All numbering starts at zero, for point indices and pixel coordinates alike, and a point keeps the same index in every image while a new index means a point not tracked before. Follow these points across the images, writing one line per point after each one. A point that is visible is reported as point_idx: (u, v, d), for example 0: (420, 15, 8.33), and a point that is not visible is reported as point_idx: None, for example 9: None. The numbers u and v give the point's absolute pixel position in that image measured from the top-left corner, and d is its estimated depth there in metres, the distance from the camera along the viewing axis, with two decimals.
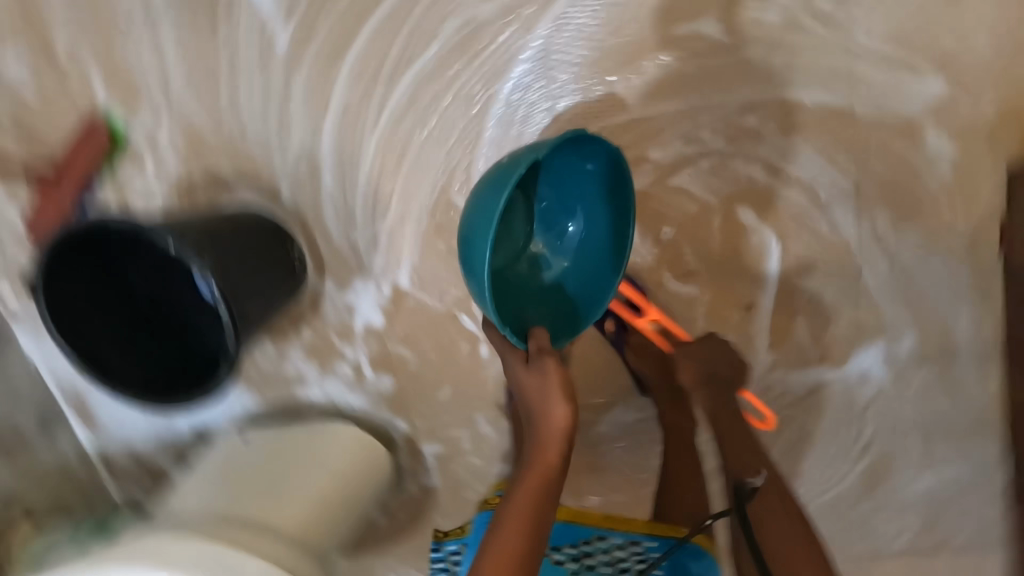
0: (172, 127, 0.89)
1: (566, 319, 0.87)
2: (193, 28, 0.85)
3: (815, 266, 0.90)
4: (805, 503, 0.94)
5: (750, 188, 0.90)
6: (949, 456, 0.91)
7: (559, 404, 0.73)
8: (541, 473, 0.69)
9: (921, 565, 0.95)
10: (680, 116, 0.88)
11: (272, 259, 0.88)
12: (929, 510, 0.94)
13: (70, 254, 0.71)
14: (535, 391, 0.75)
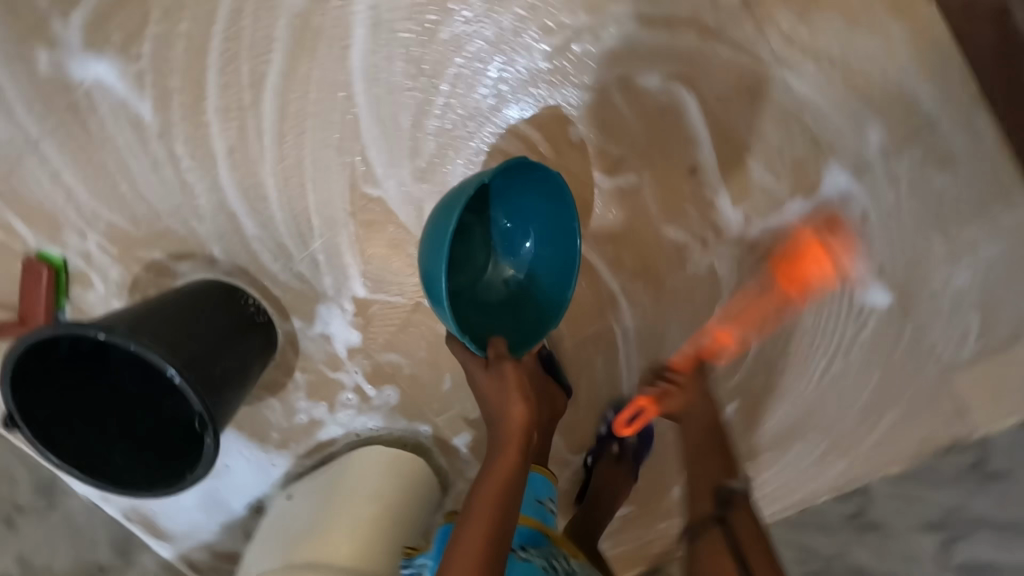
0: (101, 241, 0.94)
1: (529, 334, 0.84)
2: (64, 144, 0.87)
3: (743, 101, 0.80)
4: (844, 343, 0.89)
5: (641, 49, 0.80)
6: (973, 234, 0.82)
7: (516, 399, 0.72)
8: (503, 471, 0.67)
9: (995, 355, 0.87)
10: (531, 11, 0.78)
11: (223, 320, 0.90)
12: (978, 298, 0.85)
13: (33, 376, 0.73)
14: (493, 394, 0.74)
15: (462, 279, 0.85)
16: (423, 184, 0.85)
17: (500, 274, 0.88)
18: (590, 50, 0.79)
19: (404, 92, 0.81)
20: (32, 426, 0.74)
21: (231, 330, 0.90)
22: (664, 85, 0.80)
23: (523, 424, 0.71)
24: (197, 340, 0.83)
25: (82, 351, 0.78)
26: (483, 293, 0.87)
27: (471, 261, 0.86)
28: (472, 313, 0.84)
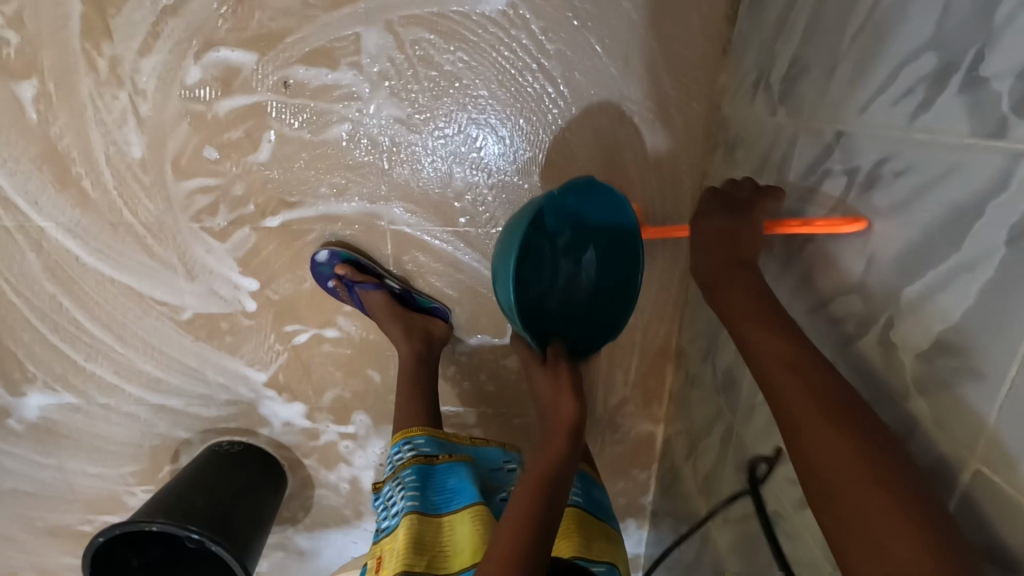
0: (142, 488, 1.25)
1: (600, 337, 0.84)
2: (67, 453, 1.21)
3: (253, 7, 0.84)
4: (530, 42, 0.85)
5: (168, 59, 0.87)
6: None
7: (564, 398, 0.69)
8: (543, 464, 0.65)
9: None
10: (100, 123, 0.91)
11: (206, 465, 1.12)
12: None
13: None
14: (545, 392, 0.72)
15: (532, 292, 0.82)
16: (200, 278, 1.02)
17: (574, 275, 0.84)
18: (148, 101, 0.89)
19: (124, 247, 1.00)
20: None
21: (214, 466, 1.11)
22: (205, 63, 0.87)
23: (572, 422, 0.68)
24: (184, 497, 1.02)
25: (147, 558, 1.03)
26: (549, 303, 0.83)
27: (537, 273, 0.82)
28: (551, 326, 0.83)
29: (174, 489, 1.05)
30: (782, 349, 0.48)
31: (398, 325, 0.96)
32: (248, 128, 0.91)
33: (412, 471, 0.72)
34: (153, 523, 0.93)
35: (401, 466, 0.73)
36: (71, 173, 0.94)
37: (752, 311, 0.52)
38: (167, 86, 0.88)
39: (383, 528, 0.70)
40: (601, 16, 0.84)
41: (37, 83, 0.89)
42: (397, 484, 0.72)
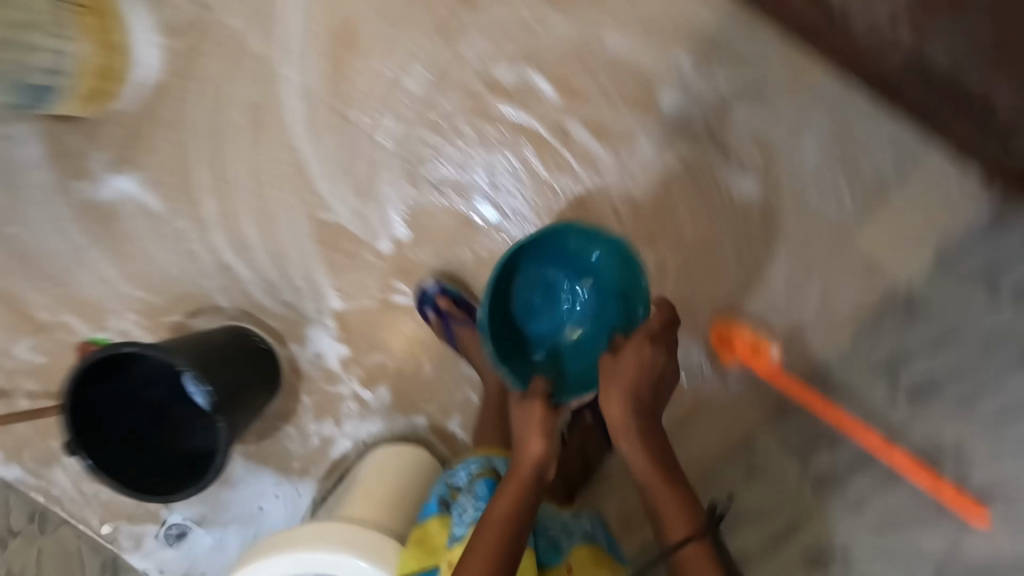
0: (136, 317, 1.19)
1: (584, 371, 0.98)
2: (108, 244, 1.16)
3: (571, 72, 1.01)
4: (742, 232, 1.03)
5: (490, 56, 1.02)
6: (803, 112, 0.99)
7: (536, 438, 0.80)
8: (513, 492, 0.77)
9: (867, 205, 1.00)
10: (403, 56, 1.05)
11: (232, 345, 1.09)
12: (832, 160, 1.00)
13: (88, 413, 0.91)
14: (518, 425, 0.83)
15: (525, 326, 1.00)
16: (364, 200, 1.09)
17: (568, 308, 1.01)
18: (452, 66, 1.03)
19: (331, 137, 1.08)
20: (91, 453, 0.91)
21: (240, 351, 1.09)
22: (515, 73, 1.02)
23: (538, 460, 0.79)
24: (212, 362, 0.99)
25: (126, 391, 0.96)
26: (542, 339, 1.00)
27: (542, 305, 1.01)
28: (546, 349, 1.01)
29: (202, 346, 1.02)
30: (676, 500, 0.80)
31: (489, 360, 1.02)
32: (506, 134, 1.04)
33: (484, 486, 0.85)
34: (194, 370, 0.89)
35: (475, 479, 0.86)
36: (348, 65, 1.05)
37: (659, 452, 0.82)
38: (477, 66, 1.03)
39: (453, 535, 0.81)
40: (799, 250, 1.02)
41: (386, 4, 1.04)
42: (470, 493, 0.84)
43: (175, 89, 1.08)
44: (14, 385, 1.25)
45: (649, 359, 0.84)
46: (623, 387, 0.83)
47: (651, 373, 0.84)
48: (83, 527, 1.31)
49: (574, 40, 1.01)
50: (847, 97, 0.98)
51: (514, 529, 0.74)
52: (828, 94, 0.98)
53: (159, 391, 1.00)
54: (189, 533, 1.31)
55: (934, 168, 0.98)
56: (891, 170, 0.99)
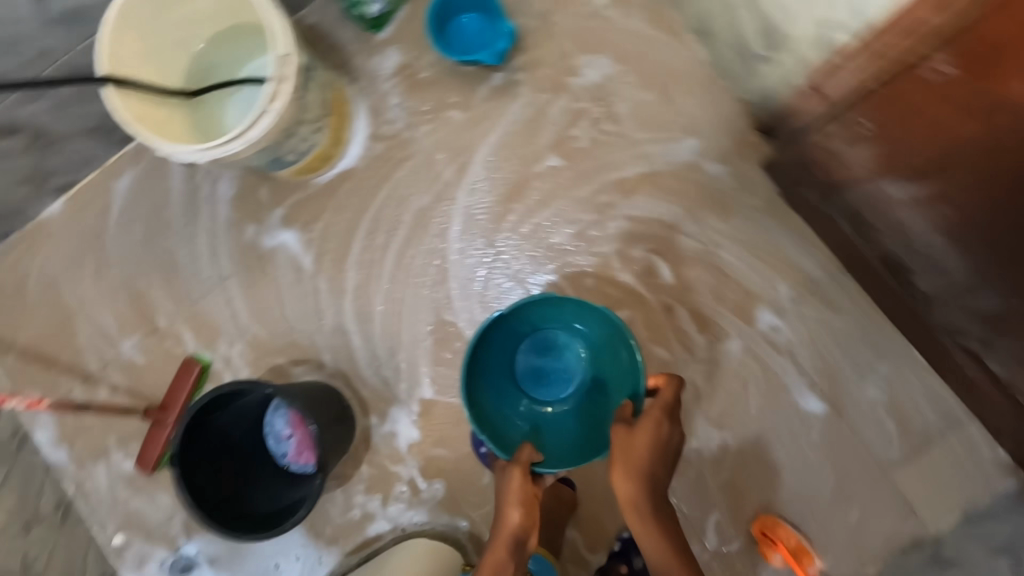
0: (243, 348, 1.30)
1: (573, 445, 1.13)
2: (250, 279, 1.30)
3: (690, 269, 1.20)
4: (801, 445, 1.17)
5: (627, 235, 1.21)
6: (873, 359, 1.17)
7: (514, 513, 0.98)
8: (492, 559, 0.96)
9: (913, 453, 1.15)
10: (555, 212, 1.23)
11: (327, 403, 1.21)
12: (889, 406, 1.16)
13: (198, 429, 1.01)
14: (503, 498, 1.01)
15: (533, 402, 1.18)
16: (486, 313, 1.25)
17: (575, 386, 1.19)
18: (594, 233, 1.22)
19: (475, 256, 1.25)
20: (185, 469, 0.99)
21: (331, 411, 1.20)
22: (645, 255, 1.21)
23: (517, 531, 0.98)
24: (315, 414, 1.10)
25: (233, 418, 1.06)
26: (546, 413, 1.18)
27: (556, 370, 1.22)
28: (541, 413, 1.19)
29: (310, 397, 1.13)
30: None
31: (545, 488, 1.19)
32: (622, 300, 1.21)
33: None
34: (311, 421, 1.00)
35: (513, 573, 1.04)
36: (509, 206, 1.24)
37: (669, 534, 0.97)
38: (616, 240, 1.21)
39: None
40: (846, 474, 1.16)
41: (555, 170, 1.23)
42: None
43: (361, 177, 1.27)
44: (102, 374, 1.32)
45: (643, 450, 0.97)
46: (627, 476, 0.97)
47: (648, 461, 0.97)
48: (98, 531, 1.31)
49: (700, 245, 1.20)
50: (912, 360, 1.16)
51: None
52: (896, 352, 1.16)
53: (247, 427, 1.08)
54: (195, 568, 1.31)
55: (974, 438, 1.14)
56: (937, 430, 1.15)
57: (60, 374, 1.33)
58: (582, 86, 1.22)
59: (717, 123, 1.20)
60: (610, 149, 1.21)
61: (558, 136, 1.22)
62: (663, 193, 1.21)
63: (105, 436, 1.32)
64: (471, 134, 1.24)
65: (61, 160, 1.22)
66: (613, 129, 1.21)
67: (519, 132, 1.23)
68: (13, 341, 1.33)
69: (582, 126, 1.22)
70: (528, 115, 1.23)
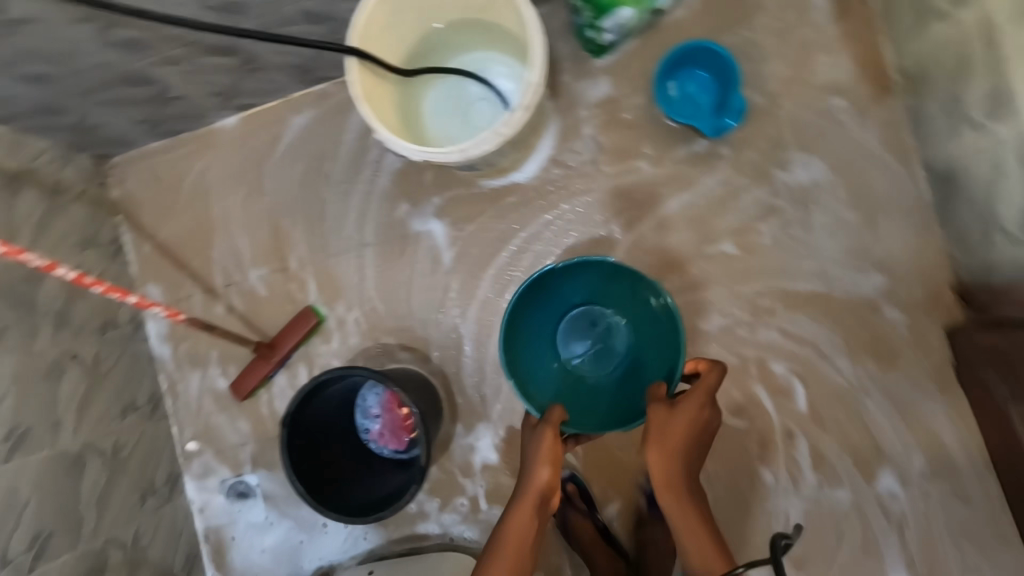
0: (359, 316, 1.32)
1: (593, 413, 1.15)
2: (387, 254, 1.30)
3: (826, 404, 1.14)
4: None
5: (773, 348, 1.16)
6: (985, 563, 1.10)
7: (541, 471, 0.96)
8: (518, 519, 0.95)
9: None
10: (711, 298, 1.17)
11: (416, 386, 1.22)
12: None
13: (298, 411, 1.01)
14: (531, 454, 0.99)
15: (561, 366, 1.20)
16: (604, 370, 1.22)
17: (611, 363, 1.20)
18: (741, 333, 1.16)
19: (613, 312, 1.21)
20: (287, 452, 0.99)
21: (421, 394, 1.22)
22: (785, 373, 1.15)
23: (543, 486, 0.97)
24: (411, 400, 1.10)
25: (329, 400, 1.06)
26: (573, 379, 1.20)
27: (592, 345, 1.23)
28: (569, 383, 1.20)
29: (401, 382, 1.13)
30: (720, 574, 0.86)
31: (604, 559, 1.16)
32: (745, 408, 1.16)
33: None
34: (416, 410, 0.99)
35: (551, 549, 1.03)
36: (665, 275, 1.19)
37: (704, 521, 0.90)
38: (760, 347, 1.16)
39: None
40: None
41: (724, 257, 1.17)
42: None
43: (527, 195, 1.24)
44: (224, 292, 1.36)
45: (677, 430, 0.92)
46: (662, 452, 0.91)
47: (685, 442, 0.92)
48: (176, 432, 1.38)
49: (847, 385, 1.13)
50: None
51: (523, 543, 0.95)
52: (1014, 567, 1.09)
53: (339, 408, 1.09)
54: (250, 498, 1.36)
55: None
56: None
57: (186, 278, 1.38)
58: (786, 182, 1.15)
59: (913, 270, 1.11)
60: (789, 257, 1.14)
61: (741, 225, 1.16)
62: (829, 319, 1.14)
63: (209, 349, 1.37)
64: (653, 192, 1.19)
65: (255, 85, 1.23)
66: (802, 236, 1.14)
67: (702, 206, 1.18)
68: (155, 233, 1.39)
69: (768, 223, 1.16)
70: (718, 193, 1.17)
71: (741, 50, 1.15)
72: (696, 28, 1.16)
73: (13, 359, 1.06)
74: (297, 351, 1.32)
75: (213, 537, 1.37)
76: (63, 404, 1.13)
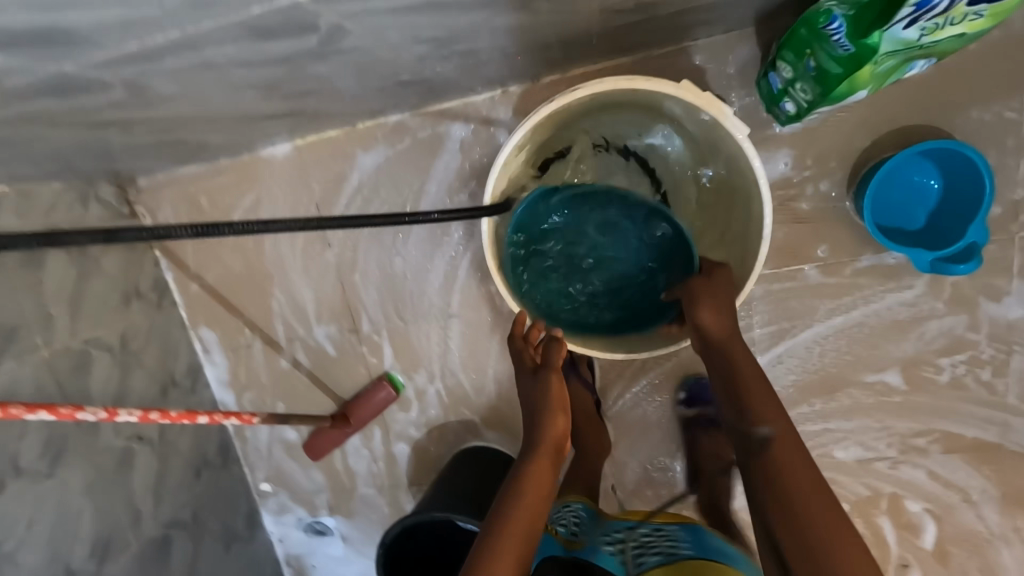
0: (441, 389, 1.18)
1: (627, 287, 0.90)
2: (475, 325, 1.14)
3: (957, 548, 1.03)
4: None
5: (913, 486, 1.03)
6: None
7: (560, 414, 0.80)
8: (532, 483, 0.73)
9: None
10: (857, 430, 1.01)
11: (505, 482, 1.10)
12: None
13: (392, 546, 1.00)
14: (534, 387, 0.84)
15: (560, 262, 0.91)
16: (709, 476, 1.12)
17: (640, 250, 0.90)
18: (882, 466, 1.02)
19: None
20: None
21: None
22: (920, 512, 1.03)
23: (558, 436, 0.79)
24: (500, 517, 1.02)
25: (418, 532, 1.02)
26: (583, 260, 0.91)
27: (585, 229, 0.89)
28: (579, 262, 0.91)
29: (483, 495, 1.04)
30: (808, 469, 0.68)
31: None
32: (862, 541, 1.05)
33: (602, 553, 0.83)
34: None
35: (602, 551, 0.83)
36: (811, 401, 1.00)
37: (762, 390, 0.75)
38: (898, 483, 1.03)
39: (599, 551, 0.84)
40: None
41: (884, 389, 0.98)
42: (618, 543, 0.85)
43: None
44: (287, 345, 1.20)
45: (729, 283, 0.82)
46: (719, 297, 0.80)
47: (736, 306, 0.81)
48: (249, 472, 1.33)
49: (986, 531, 1.02)
50: None
51: (533, 531, 0.69)
52: None
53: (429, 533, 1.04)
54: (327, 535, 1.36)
55: None
56: None
57: (243, 326, 1.21)
58: (990, 316, 0.92)
59: None
60: (964, 398, 0.96)
61: (917, 356, 0.95)
62: (988, 468, 0.99)
63: (275, 400, 1.23)
64: (816, 302, 0.95)
65: (319, 125, 0.94)
66: (989, 377, 0.95)
67: (876, 329, 0.95)
68: (201, 273, 1.20)
69: (952, 362, 0.95)
70: (900, 315, 0.94)
71: (988, 139, 0.85)
72: (926, 104, 0.85)
73: (79, 463, 0.95)
74: (373, 419, 1.21)
75: (292, 562, 1.40)
76: (139, 489, 1.06)
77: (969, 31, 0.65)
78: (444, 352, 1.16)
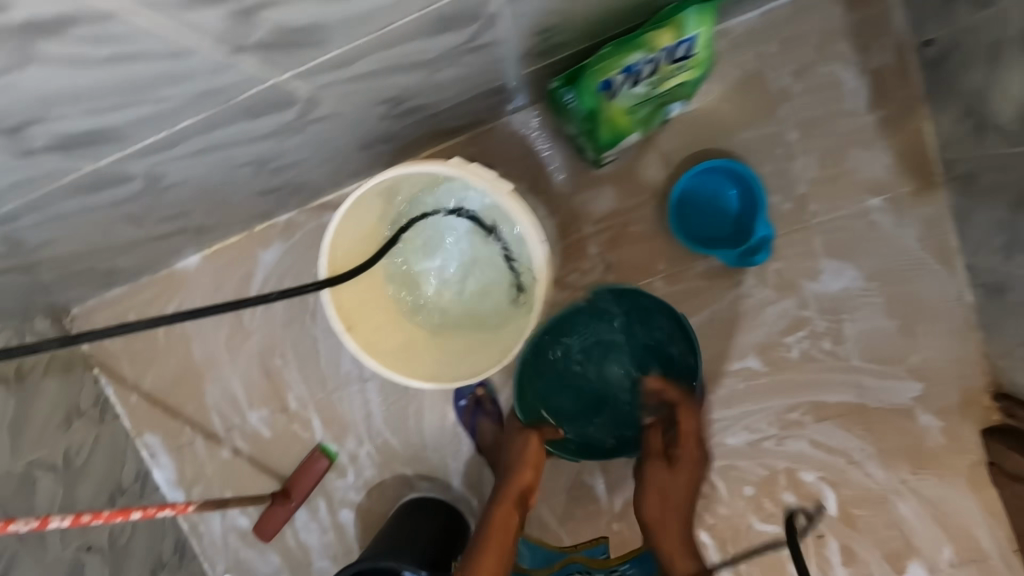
0: (372, 449, 1.27)
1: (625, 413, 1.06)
2: (391, 385, 1.25)
3: (859, 509, 1.10)
4: None
5: (803, 457, 1.11)
6: None
7: (524, 470, 0.96)
8: (500, 523, 0.93)
9: None
10: (738, 416, 1.11)
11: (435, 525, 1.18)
12: None
13: None
14: (512, 452, 1.02)
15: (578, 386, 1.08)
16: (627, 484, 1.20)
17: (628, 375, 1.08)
18: (770, 444, 1.11)
19: None
20: None
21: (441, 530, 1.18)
22: (816, 481, 1.11)
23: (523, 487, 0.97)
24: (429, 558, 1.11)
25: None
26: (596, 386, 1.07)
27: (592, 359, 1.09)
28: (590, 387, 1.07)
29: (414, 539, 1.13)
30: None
31: None
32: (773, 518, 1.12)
33: None
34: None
35: None
36: None
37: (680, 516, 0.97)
38: (790, 458, 1.11)
39: None
40: None
41: (749, 374, 1.10)
42: None
43: None
44: (225, 435, 1.30)
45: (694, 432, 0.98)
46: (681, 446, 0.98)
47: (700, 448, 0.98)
48: (208, 568, 1.37)
49: (878, 487, 1.10)
50: None
51: (502, 559, 0.90)
52: None
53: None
54: None
55: None
56: None
57: (183, 425, 1.31)
58: (814, 293, 1.05)
59: (945, 374, 1.06)
60: (818, 368, 1.08)
61: (767, 339, 1.08)
62: (860, 428, 1.09)
63: (222, 490, 1.30)
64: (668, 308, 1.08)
65: (216, 235, 1.09)
66: (831, 345, 1.07)
67: (725, 322, 1.08)
68: (139, 383, 1.31)
69: (797, 338, 1.07)
70: (741, 306, 1.07)
71: (762, 150, 1.02)
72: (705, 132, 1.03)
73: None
74: (314, 490, 1.29)
75: None
76: None
77: (688, 79, 0.83)
78: (367, 414, 1.26)
